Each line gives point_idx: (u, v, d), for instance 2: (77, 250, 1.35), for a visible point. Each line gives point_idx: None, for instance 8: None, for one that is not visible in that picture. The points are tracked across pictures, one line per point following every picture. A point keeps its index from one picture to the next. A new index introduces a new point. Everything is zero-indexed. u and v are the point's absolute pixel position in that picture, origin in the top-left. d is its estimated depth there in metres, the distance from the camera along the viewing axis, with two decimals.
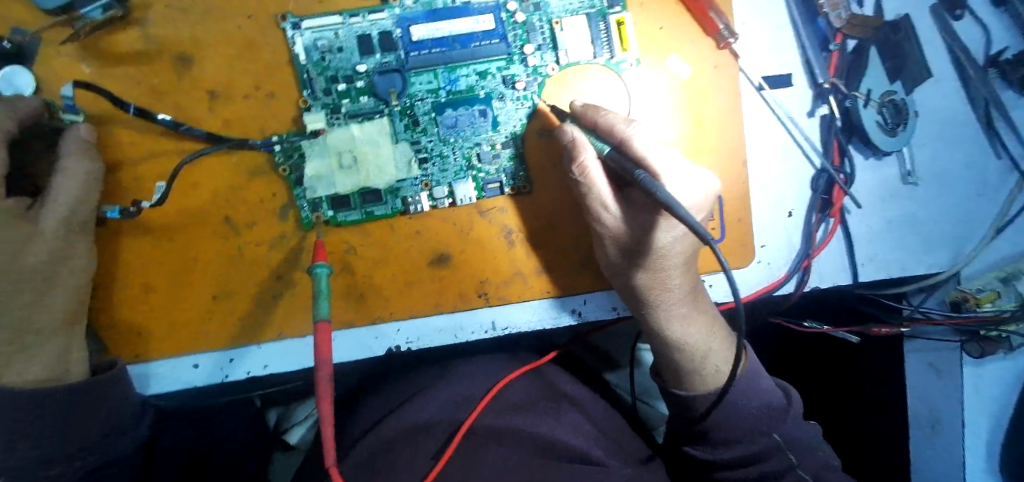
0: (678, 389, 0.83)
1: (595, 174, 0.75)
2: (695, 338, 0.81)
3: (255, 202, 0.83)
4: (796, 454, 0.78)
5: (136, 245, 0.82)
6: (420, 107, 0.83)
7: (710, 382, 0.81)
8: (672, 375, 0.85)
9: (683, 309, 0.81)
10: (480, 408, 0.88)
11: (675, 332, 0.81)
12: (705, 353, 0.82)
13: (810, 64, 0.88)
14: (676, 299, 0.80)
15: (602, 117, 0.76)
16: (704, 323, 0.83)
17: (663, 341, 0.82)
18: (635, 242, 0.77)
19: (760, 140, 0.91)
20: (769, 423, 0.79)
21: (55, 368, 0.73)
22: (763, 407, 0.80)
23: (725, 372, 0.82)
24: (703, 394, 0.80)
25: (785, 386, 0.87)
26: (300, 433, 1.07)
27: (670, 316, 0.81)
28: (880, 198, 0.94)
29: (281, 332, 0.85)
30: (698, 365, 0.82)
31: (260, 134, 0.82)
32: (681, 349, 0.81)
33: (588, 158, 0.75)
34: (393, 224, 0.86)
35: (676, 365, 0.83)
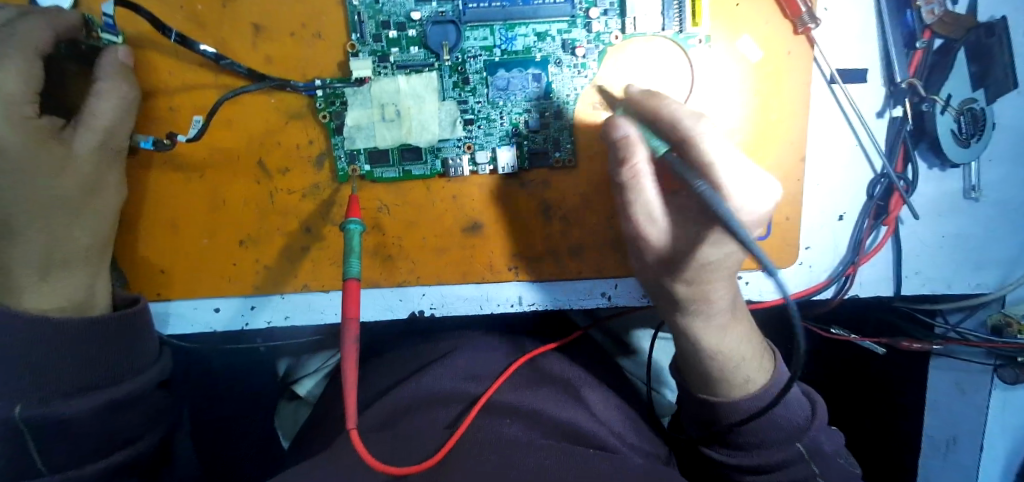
0: (704, 393, 0.77)
1: (645, 179, 0.65)
2: (731, 347, 0.75)
3: (291, 147, 0.80)
4: (820, 465, 0.72)
5: (166, 181, 0.80)
6: (472, 64, 0.78)
7: (739, 392, 0.75)
8: (699, 379, 0.78)
9: (720, 318, 0.74)
10: (497, 384, 0.84)
11: (708, 342, 0.74)
12: (738, 363, 0.75)
13: (890, 60, 0.82)
14: (714, 308, 0.73)
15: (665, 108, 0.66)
16: (742, 332, 0.76)
17: (695, 347, 0.76)
18: (675, 256, 0.69)
19: (822, 137, 0.86)
20: (796, 434, 0.73)
21: (81, 296, 0.72)
22: (793, 419, 0.74)
23: (756, 383, 0.76)
24: (732, 401, 0.74)
25: (808, 390, 0.79)
26: (309, 385, 1.02)
27: (706, 323, 0.74)
28: (936, 210, 0.89)
29: (306, 286, 0.83)
30: (729, 372, 0.75)
31: (302, 76, 0.78)
32: (714, 358, 0.75)
33: (640, 160, 0.65)
34: (430, 186, 0.82)
35: (704, 369, 0.76)
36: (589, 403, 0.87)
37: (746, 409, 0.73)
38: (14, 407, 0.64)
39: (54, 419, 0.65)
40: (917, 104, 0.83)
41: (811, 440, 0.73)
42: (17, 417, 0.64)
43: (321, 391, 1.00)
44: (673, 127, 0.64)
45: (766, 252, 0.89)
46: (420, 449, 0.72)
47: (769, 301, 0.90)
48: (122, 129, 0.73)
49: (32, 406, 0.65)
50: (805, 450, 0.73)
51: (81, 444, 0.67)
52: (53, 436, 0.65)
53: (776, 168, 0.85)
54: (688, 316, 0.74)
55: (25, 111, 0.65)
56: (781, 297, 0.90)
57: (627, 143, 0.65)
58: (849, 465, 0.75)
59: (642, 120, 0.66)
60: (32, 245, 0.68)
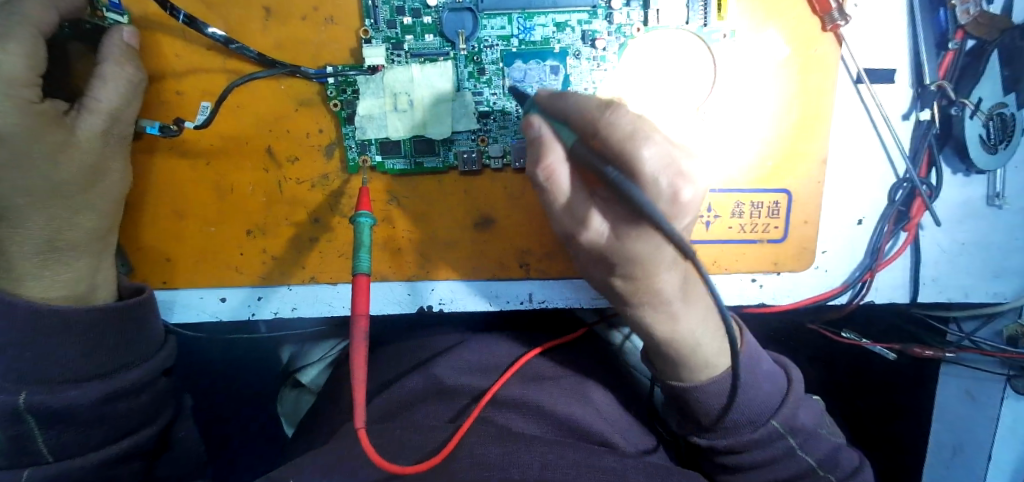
0: (671, 379, 0.73)
1: (565, 180, 0.59)
2: (686, 333, 0.69)
3: (300, 135, 0.78)
4: (798, 439, 0.71)
5: (172, 167, 0.78)
6: (488, 54, 0.76)
7: (702, 377, 0.71)
8: (660, 367, 0.74)
9: (672, 305, 0.67)
10: (507, 377, 0.80)
11: (658, 331, 0.69)
12: (694, 348, 0.70)
13: (920, 60, 0.80)
14: (664, 295, 0.66)
15: (574, 100, 0.57)
16: (697, 316, 0.69)
17: (646, 337, 0.71)
18: (610, 255, 0.62)
19: (845, 138, 0.83)
20: (769, 410, 0.70)
21: (84, 285, 0.70)
22: (766, 395, 0.71)
23: (716, 366, 0.71)
24: (695, 387, 0.70)
25: (784, 362, 0.78)
26: (312, 374, 1.01)
27: (655, 313, 0.68)
28: (957, 215, 0.87)
29: (314, 277, 0.81)
30: (686, 359, 0.71)
31: (314, 63, 0.76)
32: (667, 349, 0.70)
33: (556, 158, 0.58)
34: (441, 179, 0.80)
35: (662, 356, 0.72)
36: (598, 400, 0.80)
37: (710, 395, 0.70)
38: (18, 393, 0.63)
39: (57, 407, 0.64)
40: (945, 108, 0.81)
41: (786, 416, 0.70)
42: (22, 403, 0.63)
43: (323, 380, 0.99)
44: (586, 120, 0.55)
45: (783, 255, 0.87)
46: (414, 448, 0.70)
47: (783, 305, 0.88)
48: (126, 114, 0.71)
49: (36, 392, 0.64)
50: (782, 427, 0.70)
51: (85, 432, 0.66)
52: (58, 423, 0.65)
53: (795, 169, 0.83)
54: (636, 308, 0.68)
55: (26, 95, 0.63)
56: (795, 301, 0.88)
57: (540, 141, 0.58)
58: (828, 434, 0.75)
59: (557, 115, 0.59)
60: (35, 232, 0.67)
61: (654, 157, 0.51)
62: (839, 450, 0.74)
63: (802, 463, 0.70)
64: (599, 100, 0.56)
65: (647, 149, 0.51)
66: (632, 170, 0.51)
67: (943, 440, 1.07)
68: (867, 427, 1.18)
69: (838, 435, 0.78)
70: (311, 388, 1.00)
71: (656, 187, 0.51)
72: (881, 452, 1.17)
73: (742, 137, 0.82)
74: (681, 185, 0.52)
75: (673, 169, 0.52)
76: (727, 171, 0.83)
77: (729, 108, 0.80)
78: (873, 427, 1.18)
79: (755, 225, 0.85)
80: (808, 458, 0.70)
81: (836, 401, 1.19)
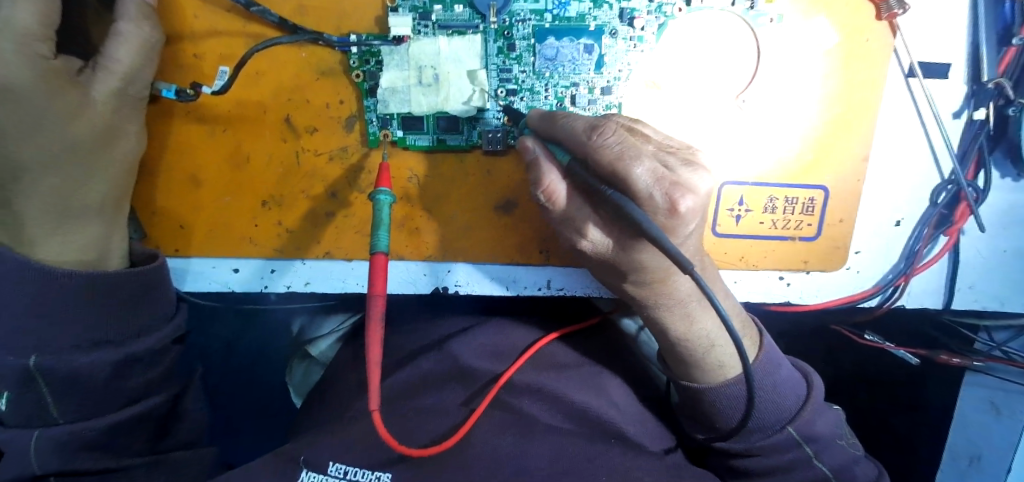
0: (683, 380, 0.71)
1: (565, 196, 0.58)
2: (701, 333, 0.67)
3: (321, 105, 0.75)
4: (815, 447, 0.68)
5: (188, 132, 0.76)
6: (520, 29, 0.73)
7: (717, 379, 0.69)
8: (673, 367, 0.72)
9: (692, 305, 0.65)
10: (520, 364, 0.75)
11: (673, 330, 0.67)
12: (708, 348, 0.68)
13: (979, 56, 0.75)
14: (680, 298, 0.64)
15: (563, 122, 0.56)
16: (714, 316, 0.67)
17: (662, 337, 0.69)
18: (618, 263, 0.60)
19: (892, 136, 0.79)
20: (784, 417, 0.68)
21: (96, 251, 0.69)
22: (783, 400, 0.68)
23: (730, 368, 0.69)
24: (712, 389, 0.68)
25: (802, 367, 0.75)
26: (323, 346, 0.99)
27: (669, 315, 0.66)
28: (1003, 221, 0.82)
29: (328, 251, 0.80)
30: (701, 358, 0.69)
31: (337, 31, 0.72)
32: (682, 349, 0.68)
33: (555, 184, 0.57)
34: (463, 158, 0.78)
35: (676, 355, 0.70)
36: (613, 390, 0.77)
37: (730, 397, 0.68)
38: (30, 357, 0.63)
39: (68, 371, 0.63)
40: (1002, 108, 0.76)
41: (802, 424, 0.68)
42: (32, 366, 0.62)
43: (334, 354, 0.97)
44: (570, 137, 0.54)
45: (814, 255, 0.83)
46: (421, 433, 0.69)
47: (810, 305, 0.85)
48: (140, 77, 0.69)
49: (47, 356, 0.63)
50: (797, 435, 0.68)
51: (98, 396, 0.65)
52: (71, 385, 0.64)
53: (833, 165, 0.79)
54: (651, 309, 0.66)
55: (40, 49, 0.61)
56: (823, 301, 0.85)
57: (536, 167, 0.58)
58: (846, 447, 0.72)
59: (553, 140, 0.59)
60: (49, 193, 0.66)
61: (646, 175, 0.50)
62: (855, 462, 0.71)
63: (818, 472, 0.67)
64: (585, 120, 0.55)
65: (636, 166, 0.50)
66: (628, 190, 0.50)
67: (961, 450, 1.04)
68: (872, 424, 1.16)
69: (857, 447, 0.75)
70: (321, 360, 0.99)
71: (652, 202, 0.50)
72: (894, 453, 1.15)
73: (781, 131, 0.78)
74: (679, 195, 0.50)
75: (666, 181, 0.50)
76: (762, 165, 0.79)
77: (772, 97, 0.76)
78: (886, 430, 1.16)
79: (787, 221, 0.82)
80: (824, 467, 0.67)
81: (846, 397, 1.16)
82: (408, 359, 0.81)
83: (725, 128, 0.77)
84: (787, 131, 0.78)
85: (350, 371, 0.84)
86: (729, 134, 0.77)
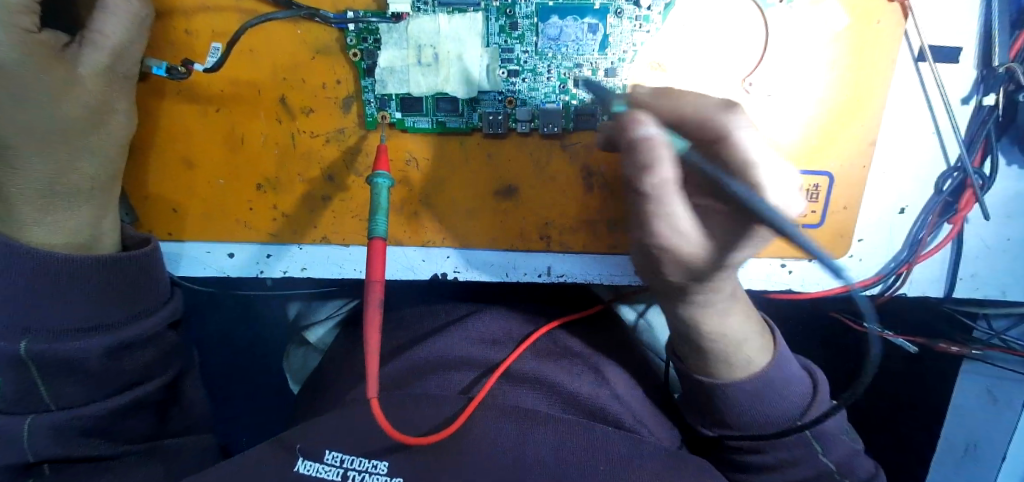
0: (701, 375, 0.70)
1: (672, 189, 0.52)
2: (733, 329, 0.68)
3: (317, 85, 0.73)
4: (823, 444, 0.67)
5: (180, 112, 0.74)
6: (522, 7, 0.70)
7: (735, 375, 0.68)
8: (690, 363, 0.71)
9: (728, 301, 0.67)
10: (519, 352, 0.76)
11: (706, 325, 0.67)
12: (735, 344, 0.68)
13: (990, 40, 0.73)
14: (722, 295, 0.66)
15: (686, 105, 0.55)
16: (744, 312, 0.69)
17: (691, 332, 0.69)
18: (694, 257, 0.59)
19: (899, 122, 0.78)
20: (795, 414, 0.67)
21: (86, 234, 0.67)
22: (794, 397, 0.68)
23: (751, 365, 0.69)
24: (730, 386, 0.67)
25: (809, 365, 0.74)
26: (319, 332, 0.98)
27: (706, 309, 0.67)
28: (1008, 209, 0.81)
29: (324, 237, 0.78)
30: (726, 354, 0.69)
31: (333, 7, 0.70)
32: (709, 345, 0.68)
33: (665, 178, 0.52)
34: (464, 141, 0.76)
35: (699, 350, 0.69)
36: (613, 377, 0.77)
37: (747, 394, 0.67)
38: (19, 342, 0.61)
39: (60, 356, 0.62)
40: (1012, 93, 0.74)
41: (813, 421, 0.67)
42: (22, 351, 0.61)
43: (331, 340, 0.96)
44: (701, 128, 0.54)
45: (817, 242, 0.82)
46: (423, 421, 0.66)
47: (812, 293, 0.84)
48: (132, 51, 0.67)
49: (38, 341, 0.62)
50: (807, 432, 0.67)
51: (90, 382, 0.64)
52: (62, 371, 0.62)
53: (839, 151, 0.78)
54: (689, 305, 0.67)
55: (24, 22, 0.58)
56: (825, 289, 0.84)
57: (648, 149, 0.50)
58: (849, 441, 0.71)
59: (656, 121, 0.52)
60: (36, 173, 0.64)
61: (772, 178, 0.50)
62: (857, 457, 0.70)
63: (821, 467, 0.67)
64: (714, 107, 0.55)
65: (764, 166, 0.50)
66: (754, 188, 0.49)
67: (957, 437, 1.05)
68: (868, 411, 1.17)
69: (857, 443, 0.74)
70: (318, 347, 0.98)
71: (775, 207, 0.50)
72: (889, 439, 1.16)
73: (789, 116, 0.76)
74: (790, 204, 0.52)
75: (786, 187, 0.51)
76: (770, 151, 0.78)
77: (780, 81, 0.75)
78: (882, 417, 1.17)
79: None
80: (828, 462, 0.67)
81: (847, 388, 1.17)
82: (407, 346, 0.80)
83: None
84: (795, 115, 0.76)
85: (348, 357, 0.83)
86: None
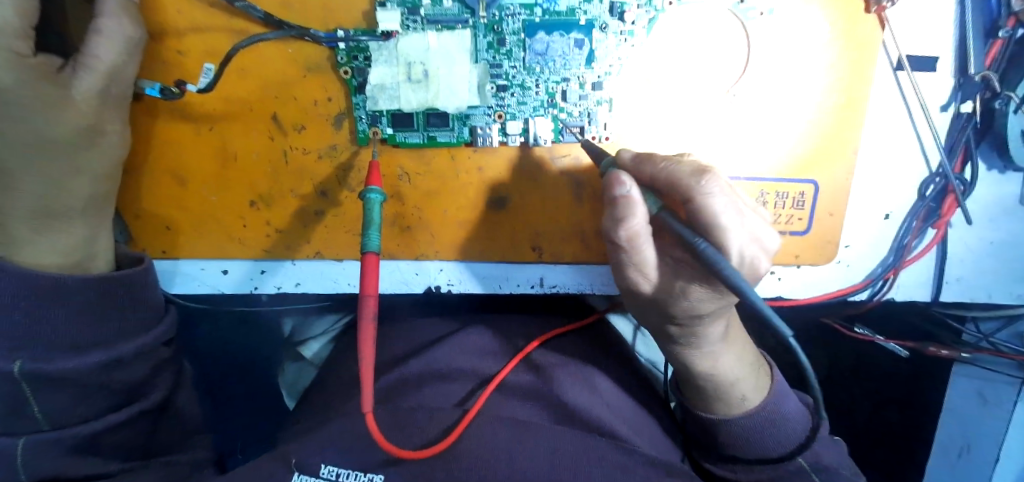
0: (703, 411, 0.71)
1: (645, 244, 0.56)
2: (725, 370, 0.67)
3: (309, 102, 0.74)
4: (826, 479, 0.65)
5: (173, 130, 0.75)
6: (510, 24, 0.72)
7: (736, 411, 0.69)
8: (691, 398, 0.72)
9: (716, 345, 0.66)
10: (514, 364, 0.76)
11: (699, 367, 0.67)
12: (732, 383, 0.68)
13: (966, 49, 0.75)
14: (709, 340, 0.65)
15: (663, 166, 0.58)
16: (735, 352, 0.68)
17: (686, 373, 0.69)
18: (672, 308, 0.60)
19: (880, 130, 0.79)
20: (795, 446, 0.67)
21: (77, 254, 0.68)
22: (794, 431, 0.67)
23: (750, 401, 0.68)
24: (727, 419, 0.68)
25: (811, 403, 0.74)
26: (314, 348, 1.00)
27: (696, 352, 0.67)
28: (990, 213, 0.83)
29: (318, 252, 0.79)
30: (725, 393, 0.69)
31: (324, 26, 0.71)
32: (704, 384, 0.69)
33: (638, 230, 0.54)
34: (455, 156, 0.77)
35: (697, 387, 0.70)
36: (603, 388, 0.77)
37: (745, 428, 0.67)
38: (14, 361, 0.60)
39: (46, 374, 0.61)
40: (988, 100, 0.76)
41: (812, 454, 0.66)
42: (17, 372, 0.60)
43: (327, 355, 0.98)
44: (673, 186, 0.55)
45: (805, 249, 0.83)
46: (417, 434, 0.66)
47: (801, 300, 0.86)
48: (125, 73, 0.68)
49: (31, 361, 0.61)
50: (806, 464, 0.66)
51: (83, 400, 0.64)
52: (53, 388, 0.62)
53: (823, 160, 0.79)
54: (679, 347, 0.67)
55: (18, 47, 0.59)
56: (814, 295, 0.86)
57: (624, 206, 0.54)
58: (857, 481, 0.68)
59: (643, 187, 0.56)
60: (29, 194, 0.64)
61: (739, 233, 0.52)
62: None
63: None
64: (691, 165, 0.56)
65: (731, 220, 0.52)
66: (721, 244, 0.52)
67: (951, 440, 1.06)
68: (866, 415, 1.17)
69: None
70: (313, 362, 1.00)
71: (739, 263, 0.53)
72: (883, 443, 1.17)
73: (773, 126, 0.78)
74: (761, 260, 0.54)
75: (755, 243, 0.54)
76: (757, 160, 0.79)
77: (763, 92, 0.76)
78: (877, 422, 1.17)
79: (778, 215, 0.82)
80: None
81: (841, 392, 1.18)
82: (401, 360, 0.80)
83: (716, 124, 0.77)
84: (778, 126, 0.78)
85: (342, 371, 0.83)
86: (721, 130, 0.77)
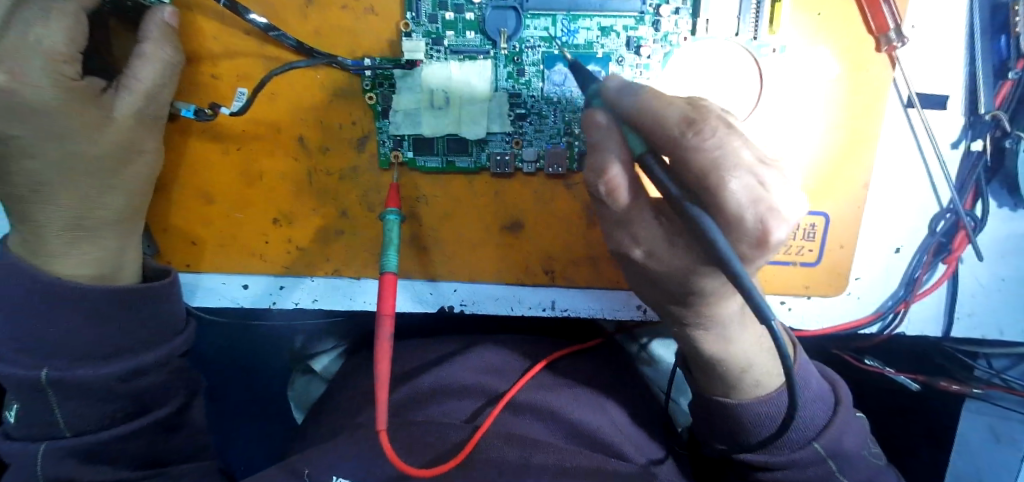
0: (715, 394, 0.70)
1: (626, 189, 0.54)
2: (735, 355, 0.66)
3: (334, 125, 0.77)
4: (840, 463, 0.67)
5: (203, 150, 0.78)
6: (529, 55, 0.75)
7: (749, 395, 0.68)
8: (703, 381, 0.71)
9: (727, 329, 0.65)
10: (523, 382, 0.77)
11: (708, 351, 0.66)
12: (744, 369, 0.67)
13: (976, 89, 0.76)
14: (718, 322, 0.63)
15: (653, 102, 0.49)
16: (751, 336, 0.67)
17: (695, 356, 0.68)
18: (673, 285, 0.59)
19: (892, 166, 0.81)
20: (812, 432, 0.67)
21: (107, 267, 0.70)
22: (814, 415, 0.67)
23: (764, 387, 0.68)
24: (741, 404, 0.67)
25: (830, 376, 0.74)
26: (324, 361, 1.02)
27: (704, 335, 0.65)
28: (1001, 250, 0.83)
29: (337, 269, 0.81)
30: (736, 378, 0.68)
31: (350, 54, 0.74)
32: (716, 365, 0.67)
33: (616, 176, 0.53)
34: (473, 180, 0.79)
35: (709, 371, 0.68)
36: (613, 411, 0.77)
37: (758, 413, 0.67)
38: (41, 369, 0.64)
39: (73, 381, 0.64)
40: (998, 139, 0.77)
41: (830, 439, 0.67)
42: (43, 378, 0.63)
43: (337, 368, 1.00)
44: (658, 131, 0.49)
45: (816, 280, 0.84)
46: (425, 451, 0.67)
47: (811, 330, 0.86)
48: (161, 96, 0.71)
49: (56, 369, 0.64)
50: (823, 450, 0.67)
51: (107, 407, 0.66)
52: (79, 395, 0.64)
53: (834, 194, 0.81)
54: (689, 328, 0.65)
55: (65, 71, 0.63)
56: (824, 326, 0.86)
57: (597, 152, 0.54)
58: (871, 456, 0.70)
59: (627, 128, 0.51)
60: (66, 209, 0.67)
61: (741, 192, 0.46)
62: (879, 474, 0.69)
63: None
64: (683, 108, 0.49)
65: (733, 181, 0.46)
66: (719, 205, 0.47)
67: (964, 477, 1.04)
68: None
69: (878, 455, 0.73)
70: (323, 375, 1.01)
71: (743, 228, 0.47)
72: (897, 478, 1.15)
73: (786, 160, 0.79)
74: (772, 222, 0.47)
75: (762, 204, 0.46)
76: None
77: (775, 126, 0.78)
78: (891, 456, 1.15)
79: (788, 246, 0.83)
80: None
81: None
82: (413, 377, 0.81)
83: None
84: (790, 158, 0.79)
85: (354, 386, 0.84)
86: None
